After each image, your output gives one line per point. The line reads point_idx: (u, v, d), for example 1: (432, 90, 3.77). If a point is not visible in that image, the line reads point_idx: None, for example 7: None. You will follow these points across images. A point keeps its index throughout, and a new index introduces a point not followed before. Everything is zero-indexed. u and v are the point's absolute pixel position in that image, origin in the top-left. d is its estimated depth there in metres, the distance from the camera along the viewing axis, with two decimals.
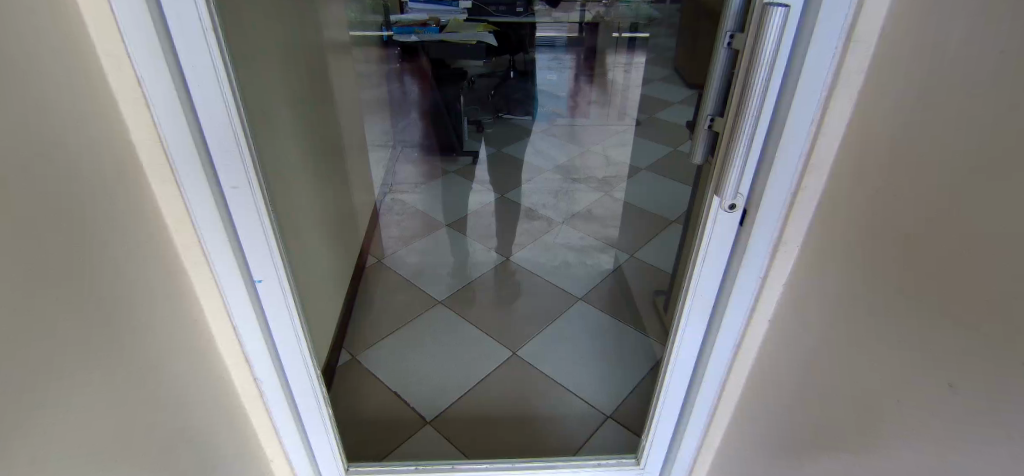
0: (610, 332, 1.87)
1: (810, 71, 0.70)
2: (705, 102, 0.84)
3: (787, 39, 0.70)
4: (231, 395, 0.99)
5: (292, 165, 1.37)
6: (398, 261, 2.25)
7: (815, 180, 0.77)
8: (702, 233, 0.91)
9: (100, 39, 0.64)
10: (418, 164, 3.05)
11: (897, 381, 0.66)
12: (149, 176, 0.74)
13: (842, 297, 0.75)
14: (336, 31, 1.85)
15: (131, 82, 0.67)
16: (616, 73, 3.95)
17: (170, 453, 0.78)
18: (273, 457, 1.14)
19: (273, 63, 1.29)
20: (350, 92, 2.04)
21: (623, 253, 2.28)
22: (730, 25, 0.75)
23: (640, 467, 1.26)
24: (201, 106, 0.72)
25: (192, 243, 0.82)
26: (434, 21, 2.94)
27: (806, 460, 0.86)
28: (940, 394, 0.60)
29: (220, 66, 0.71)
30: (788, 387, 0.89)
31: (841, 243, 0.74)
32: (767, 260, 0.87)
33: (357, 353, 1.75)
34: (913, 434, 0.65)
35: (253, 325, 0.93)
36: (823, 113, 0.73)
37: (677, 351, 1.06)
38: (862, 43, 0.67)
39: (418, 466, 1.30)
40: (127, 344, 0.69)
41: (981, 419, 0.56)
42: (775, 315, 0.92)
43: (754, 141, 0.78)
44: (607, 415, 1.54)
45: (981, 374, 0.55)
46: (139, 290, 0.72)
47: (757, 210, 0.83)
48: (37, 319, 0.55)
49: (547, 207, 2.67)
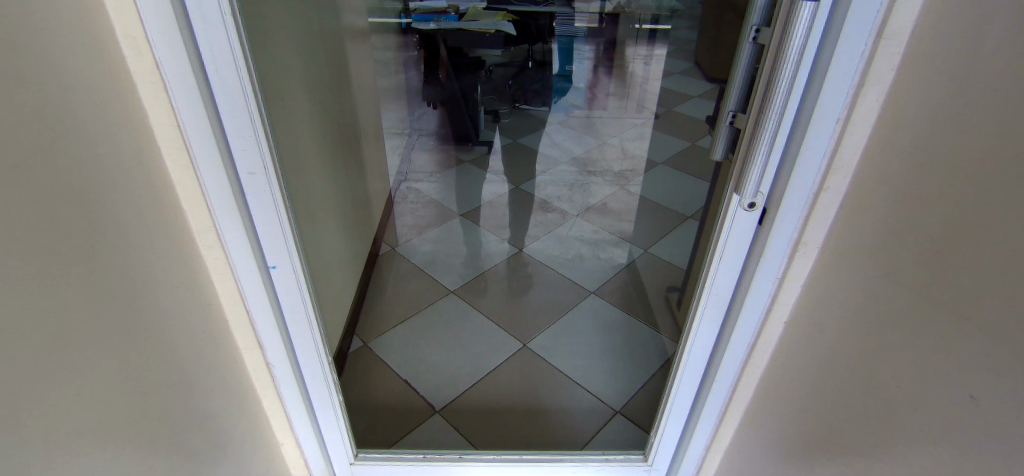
0: (622, 327, 1.86)
1: (838, 69, 0.68)
2: (728, 97, 0.81)
3: (816, 35, 0.68)
4: (244, 379, 1.00)
5: (307, 150, 1.37)
6: (411, 249, 2.25)
7: (838, 180, 0.75)
8: (719, 231, 0.89)
9: (119, 23, 0.64)
10: (432, 152, 3.04)
11: (912, 390, 0.65)
12: (166, 160, 0.75)
13: (858, 303, 0.73)
14: (353, 18, 1.84)
15: (150, 67, 0.68)
16: (636, 65, 3.84)
17: (184, 435, 0.80)
18: (285, 441, 1.16)
19: (291, 47, 1.29)
20: (367, 80, 2.04)
21: (637, 248, 2.26)
22: (757, 18, 0.73)
23: (648, 465, 1.26)
24: (219, 93, 0.72)
25: (208, 228, 0.82)
26: (453, 9, 2.94)
27: (815, 464, 0.85)
28: (954, 405, 0.59)
29: (238, 52, 0.71)
30: (801, 391, 0.88)
31: (861, 246, 0.72)
32: (784, 261, 0.85)
33: (369, 340, 1.76)
34: (925, 445, 0.63)
35: (266, 310, 0.94)
36: (849, 112, 0.70)
37: (689, 349, 1.04)
38: (893, 41, 0.64)
39: (425, 455, 1.31)
40: (143, 327, 0.71)
41: (994, 432, 0.55)
42: (790, 317, 0.90)
43: (777, 139, 0.76)
44: (615, 411, 1.54)
45: (998, 387, 0.54)
46: (153, 275, 0.73)
47: (777, 209, 0.81)
48: (55, 301, 0.57)
49: (561, 200, 2.65)
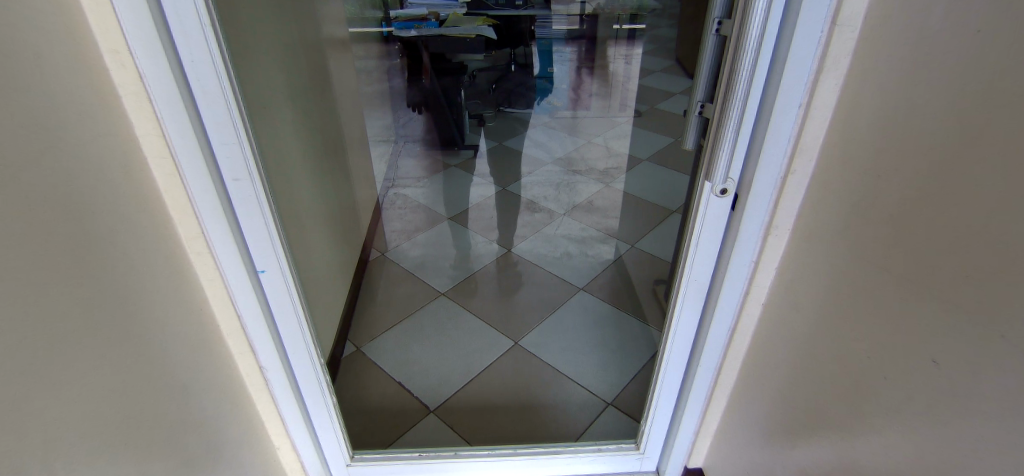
0: (611, 320, 1.89)
1: (798, 54, 0.71)
2: (695, 88, 0.85)
3: (774, 24, 0.71)
4: (236, 384, 1.01)
5: (291, 156, 1.39)
6: (401, 254, 2.27)
7: (804, 163, 0.79)
8: (694, 219, 0.91)
9: (104, 38, 0.66)
10: (419, 157, 3.08)
11: (883, 361, 0.68)
12: (152, 169, 0.76)
13: (831, 280, 0.76)
14: (334, 28, 1.86)
15: (133, 78, 0.70)
16: (617, 65, 3.90)
17: (182, 438, 0.82)
18: (280, 444, 1.17)
19: (273, 57, 1.31)
20: (349, 88, 2.05)
21: (623, 244, 2.29)
22: (718, 12, 0.76)
23: (640, 453, 1.29)
24: (202, 102, 0.74)
25: (197, 235, 0.84)
26: (434, 15, 2.96)
27: (800, 440, 0.87)
28: (922, 371, 0.62)
29: (220, 62, 0.73)
30: (783, 368, 0.91)
31: (829, 223, 0.76)
32: (758, 245, 0.89)
33: (361, 345, 1.77)
34: (896, 412, 0.66)
35: (256, 311, 0.95)
36: (809, 98, 0.74)
37: (673, 335, 1.06)
38: (847, 26, 0.68)
39: (421, 453, 1.32)
40: (135, 332, 0.72)
41: (955, 393, 0.58)
42: (767, 297, 0.94)
43: (743, 127, 0.79)
44: (607, 403, 1.56)
45: (958, 349, 0.57)
46: (142, 278, 0.74)
47: (747, 195, 0.84)
48: (49, 309, 0.58)
49: (548, 200, 2.68)
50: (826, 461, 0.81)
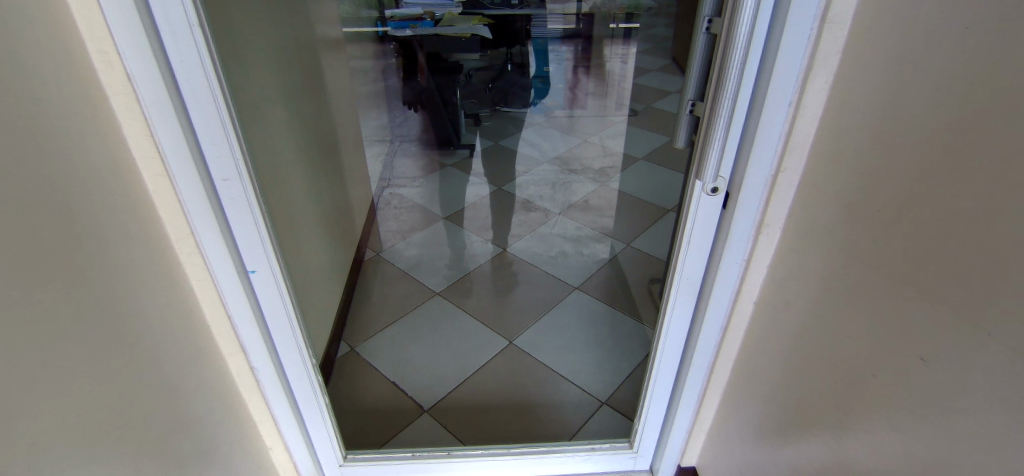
0: (606, 320, 1.89)
1: (787, 53, 0.71)
2: (686, 87, 0.85)
3: (763, 22, 0.71)
4: (227, 384, 1.01)
5: (284, 155, 1.38)
6: (395, 254, 2.26)
7: (794, 161, 0.79)
8: (686, 217, 0.91)
9: (91, 37, 0.66)
10: (415, 157, 3.07)
11: (872, 360, 0.68)
12: (140, 168, 0.76)
13: (821, 279, 0.76)
14: (327, 28, 1.85)
15: (121, 77, 0.69)
16: (612, 64, 3.77)
17: (173, 439, 0.82)
18: (273, 445, 1.17)
19: (265, 56, 1.30)
20: (343, 87, 2.05)
21: (618, 243, 2.30)
22: (708, 10, 0.76)
23: (634, 451, 1.29)
24: (190, 101, 0.74)
25: (186, 235, 0.84)
26: (429, 14, 2.95)
27: (792, 438, 0.87)
28: (910, 370, 0.62)
29: (208, 61, 0.72)
30: (774, 367, 0.91)
31: (819, 221, 0.76)
32: (749, 243, 0.89)
33: (355, 345, 1.76)
34: (885, 411, 0.66)
35: (247, 311, 0.94)
36: (799, 96, 0.74)
37: (665, 334, 1.07)
38: (836, 24, 0.68)
39: (414, 453, 1.32)
40: (125, 332, 0.72)
41: (943, 391, 0.58)
42: (759, 295, 0.94)
43: (733, 125, 0.79)
44: (601, 403, 1.56)
45: (945, 348, 0.57)
46: (132, 279, 0.74)
47: (738, 193, 0.84)
48: (39, 311, 0.58)
49: (544, 200, 2.68)
50: (819, 459, 0.81)
